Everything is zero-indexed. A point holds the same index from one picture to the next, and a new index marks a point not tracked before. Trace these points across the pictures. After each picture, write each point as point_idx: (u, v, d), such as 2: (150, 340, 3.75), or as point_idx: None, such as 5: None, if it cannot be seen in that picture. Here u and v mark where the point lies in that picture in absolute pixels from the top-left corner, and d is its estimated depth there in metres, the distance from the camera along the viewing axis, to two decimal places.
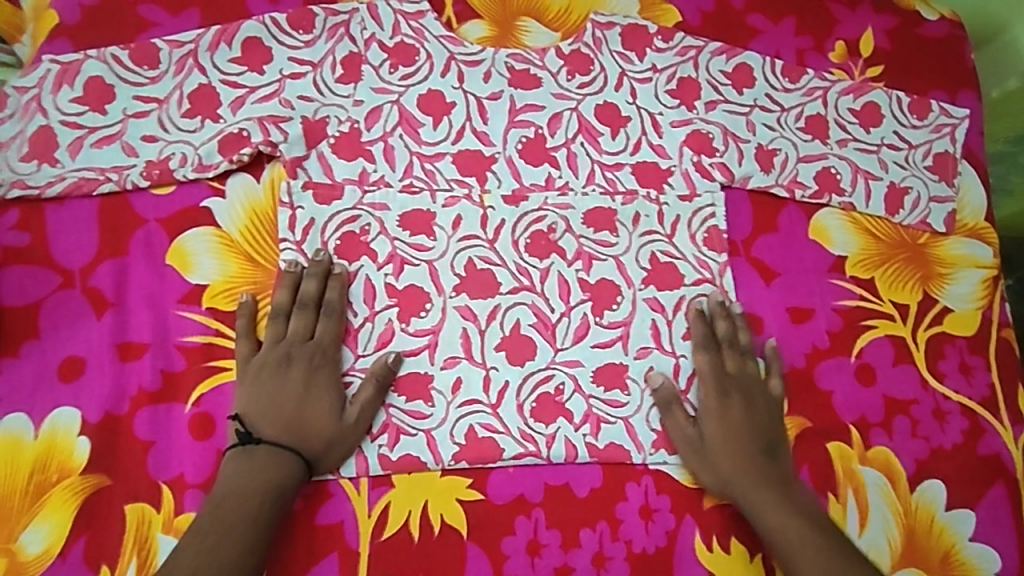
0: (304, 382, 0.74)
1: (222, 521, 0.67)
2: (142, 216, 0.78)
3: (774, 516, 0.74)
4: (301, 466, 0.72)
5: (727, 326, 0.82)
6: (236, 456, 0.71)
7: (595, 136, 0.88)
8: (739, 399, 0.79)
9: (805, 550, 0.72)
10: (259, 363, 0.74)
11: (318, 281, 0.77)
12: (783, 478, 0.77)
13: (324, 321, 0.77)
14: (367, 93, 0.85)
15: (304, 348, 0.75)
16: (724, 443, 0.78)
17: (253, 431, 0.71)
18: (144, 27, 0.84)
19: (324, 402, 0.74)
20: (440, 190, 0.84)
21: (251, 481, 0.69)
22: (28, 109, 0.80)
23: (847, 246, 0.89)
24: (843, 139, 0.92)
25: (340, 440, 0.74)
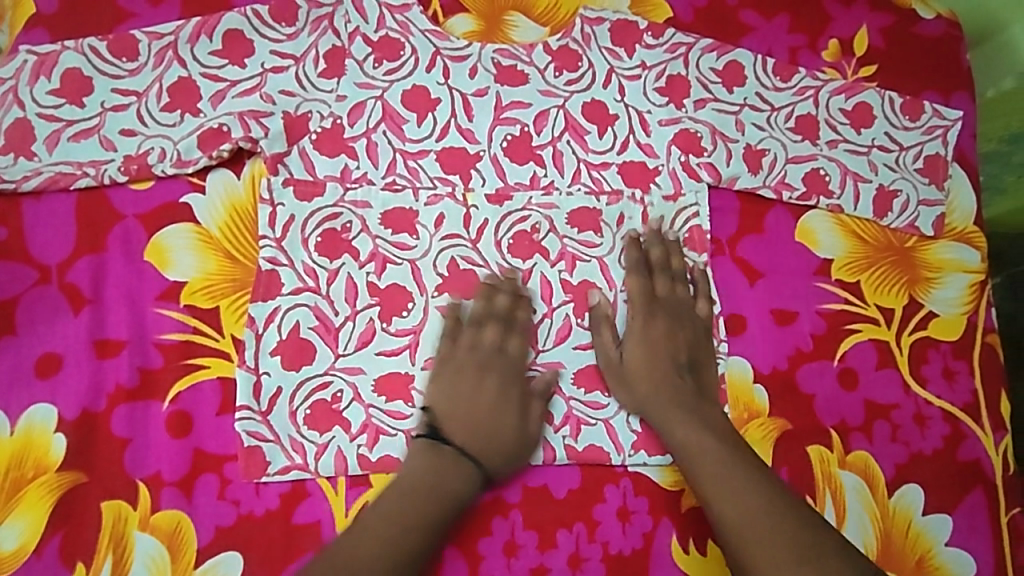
0: (495, 394, 0.77)
1: (406, 515, 0.70)
2: (120, 211, 0.77)
3: (687, 430, 0.76)
4: (481, 474, 0.75)
5: (661, 252, 0.84)
6: (420, 452, 0.74)
7: (581, 134, 0.87)
8: (665, 323, 0.82)
9: (711, 465, 0.73)
10: (456, 368, 0.78)
11: (510, 296, 0.80)
12: (697, 392, 0.79)
13: (516, 335, 0.80)
14: (351, 88, 0.83)
15: (498, 361, 0.79)
16: (644, 364, 0.79)
17: (443, 431, 0.75)
18: (124, 18, 0.82)
19: (512, 415, 0.77)
20: (423, 188, 0.83)
21: (425, 480, 0.72)
22: (5, 101, 0.79)
23: (834, 249, 0.88)
24: (834, 140, 0.91)
25: (518, 452, 0.76)
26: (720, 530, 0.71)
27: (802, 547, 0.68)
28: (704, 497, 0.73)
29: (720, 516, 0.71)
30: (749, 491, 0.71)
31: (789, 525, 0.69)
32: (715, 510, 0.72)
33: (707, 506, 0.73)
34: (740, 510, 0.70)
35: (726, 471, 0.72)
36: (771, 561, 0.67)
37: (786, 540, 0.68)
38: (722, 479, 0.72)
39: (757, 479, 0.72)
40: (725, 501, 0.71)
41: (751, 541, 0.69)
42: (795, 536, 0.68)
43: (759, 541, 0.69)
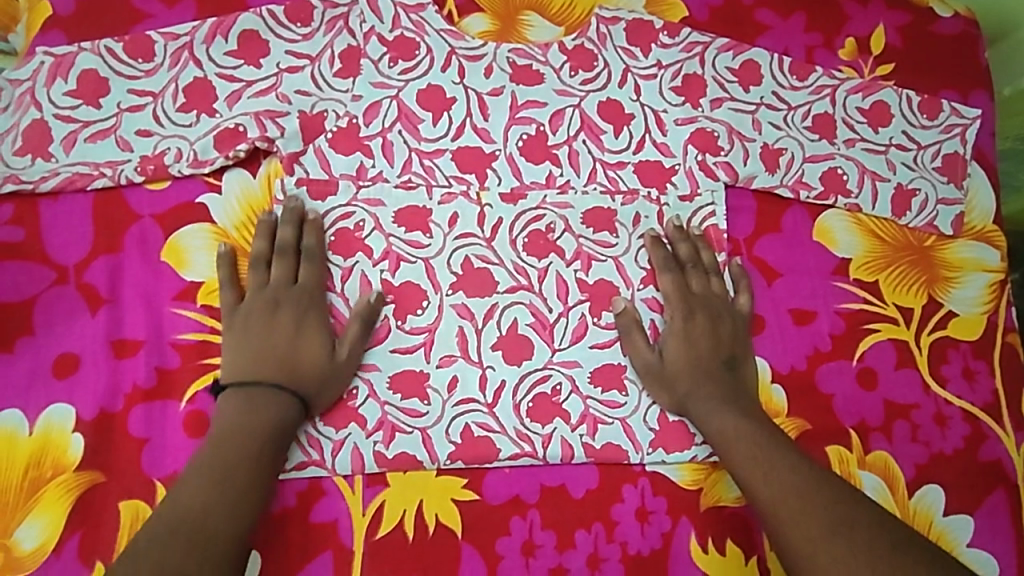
0: (295, 325, 0.74)
1: (226, 458, 0.68)
2: (137, 211, 0.77)
3: (726, 419, 0.75)
4: (298, 405, 0.72)
5: (689, 249, 0.83)
6: (230, 401, 0.71)
7: (597, 134, 0.87)
8: (702, 319, 0.80)
9: (750, 453, 0.73)
10: (247, 310, 0.75)
11: (294, 226, 0.77)
12: (736, 388, 0.78)
13: (306, 264, 0.77)
14: (366, 88, 0.83)
15: (291, 295, 0.75)
16: (681, 361, 0.79)
17: (244, 380, 0.72)
18: (139, 20, 0.82)
19: (314, 343, 0.74)
20: (438, 186, 0.82)
21: (239, 419, 0.70)
22: (23, 102, 0.79)
23: (851, 248, 0.88)
24: (851, 139, 0.90)
25: (333, 377, 0.75)
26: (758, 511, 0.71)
27: (833, 520, 0.66)
28: (744, 481, 0.72)
29: (758, 498, 0.70)
30: (789, 475, 0.70)
31: (825, 506, 0.67)
32: (753, 495, 0.71)
33: (747, 491, 0.72)
34: (774, 491, 0.70)
35: (762, 455, 0.72)
36: (805, 540, 0.66)
37: (818, 515, 0.67)
38: (756, 461, 0.72)
39: (798, 465, 0.71)
40: (759, 482, 0.71)
41: (786, 523, 0.67)
42: (829, 514, 0.66)
43: (789, 514, 0.68)
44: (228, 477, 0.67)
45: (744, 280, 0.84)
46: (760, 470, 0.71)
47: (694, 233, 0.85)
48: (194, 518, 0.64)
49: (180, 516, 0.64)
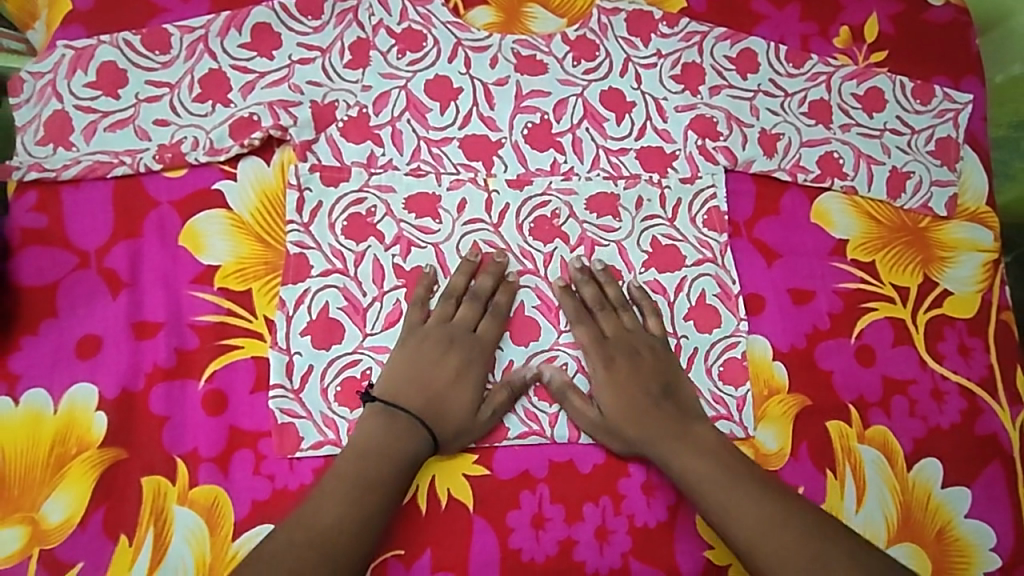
0: (457, 371, 0.78)
1: (361, 476, 0.71)
2: (155, 198, 0.80)
3: (690, 458, 0.76)
4: (433, 441, 0.75)
5: (592, 290, 0.83)
6: (377, 411, 0.75)
7: (599, 122, 0.89)
8: (624, 361, 0.80)
9: (730, 503, 0.73)
10: (423, 335, 0.78)
11: (493, 279, 0.81)
12: (680, 423, 0.78)
13: (489, 318, 0.80)
14: (375, 78, 0.86)
15: (467, 340, 0.79)
16: (620, 407, 0.79)
17: (397, 397, 0.75)
18: (155, 14, 0.85)
19: (466, 394, 0.77)
20: (446, 173, 0.85)
21: (380, 442, 0.73)
22: (44, 94, 0.82)
23: (848, 230, 0.90)
24: (847, 125, 0.93)
25: (466, 433, 0.77)
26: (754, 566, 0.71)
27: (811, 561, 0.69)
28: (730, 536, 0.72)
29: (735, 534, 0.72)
30: (777, 523, 0.71)
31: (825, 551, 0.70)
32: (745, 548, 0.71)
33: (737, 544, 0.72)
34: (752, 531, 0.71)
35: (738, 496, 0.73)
36: None
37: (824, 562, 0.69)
38: (723, 501, 0.73)
39: (780, 504, 0.73)
40: (753, 535, 0.71)
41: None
42: (833, 558, 0.69)
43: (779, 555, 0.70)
44: (362, 496, 0.70)
45: (643, 299, 0.83)
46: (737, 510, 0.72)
47: (599, 271, 0.83)
48: (327, 532, 0.68)
49: (311, 522, 0.69)
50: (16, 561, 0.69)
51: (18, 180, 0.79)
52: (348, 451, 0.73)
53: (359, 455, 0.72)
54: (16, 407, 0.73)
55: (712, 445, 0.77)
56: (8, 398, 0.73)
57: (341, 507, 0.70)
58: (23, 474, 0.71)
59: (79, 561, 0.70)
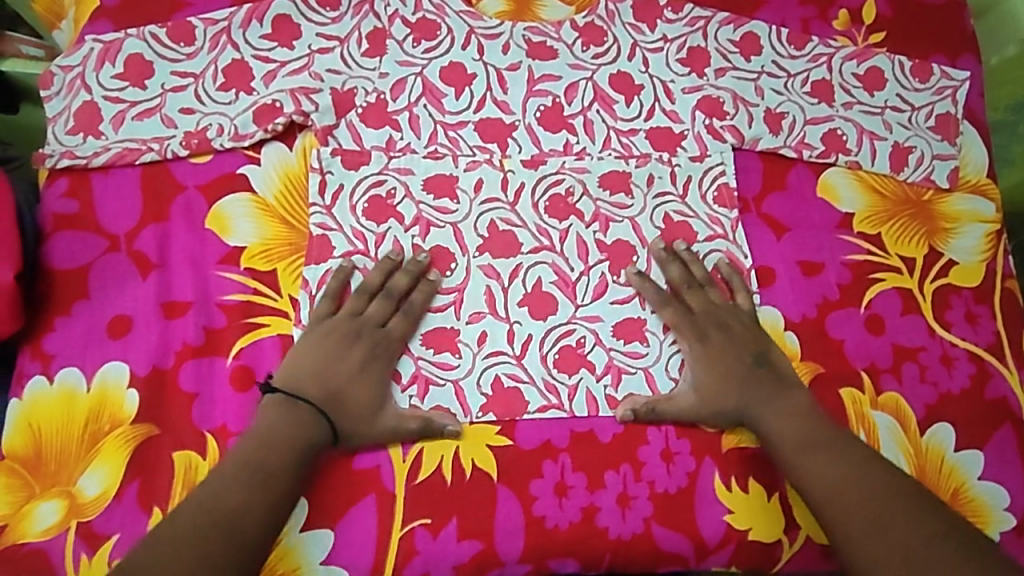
0: (363, 363, 0.78)
1: (265, 463, 0.72)
2: (182, 182, 0.82)
3: (782, 421, 0.79)
4: (334, 433, 0.75)
5: (679, 271, 0.86)
6: (281, 401, 0.75)
7: (609, 104, 0.92)
8: (716, 334, 0.83)
9: (813, 464, 0.76)
10: (332, 327, 0.78)
11: (411, 277, 0.81)
12: (777, 386, 0.81)
13: (401, 316, 0.80)
14: (392, 66, 0.89)
15: (375, 334, 0.79)
16: (714, 373, 0.82)
17: (298, 387, 0.76)
18: (179, 8, 0.88)
19: (368, 391, 0.77)
20: (463, 155, 0.88)
21: (284, 431, 0.73)
22: (73, 86, 0.84)
23: (854, 203, 0.93)
24: (849, 103, 0.96)
25: (365, 432, 0.77)
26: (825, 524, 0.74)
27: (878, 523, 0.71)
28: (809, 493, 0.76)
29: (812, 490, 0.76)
30: (854, 487, 0.74)
31: (896, 521, 0.71)
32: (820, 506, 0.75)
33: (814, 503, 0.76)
34: (829, 489, 0.75)
35: (828, 456, 0.76)
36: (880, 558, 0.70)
37: (892, 530, 0.71)
38: (802, 460, 0.77)
39: (861, 470, 0.75)
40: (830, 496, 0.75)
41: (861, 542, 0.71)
42: (905, 530, 0.70)
43: (851, 513, 0.73)
44: (265, 484, 0.71)
45: (736, 279, 0.87)
46: (820, 468, 0.76)
47: (683, 253, 0.87)
48: (232, 516, 0.69)
49: (217, 506, 0.69)
50: (53, 534, 0.71)
51: (51, 168, 0.82)
52: (251, 439, 0.73)
53: (265, 442, 0.73)
54: (51, 387, 0.76)
55: (808, 410, 0.80)
56: (44, 377, 0.76)
57: (244, 492, 0.70)
58: (61, 449, 0.74)
59: (115, 534, 0.72)
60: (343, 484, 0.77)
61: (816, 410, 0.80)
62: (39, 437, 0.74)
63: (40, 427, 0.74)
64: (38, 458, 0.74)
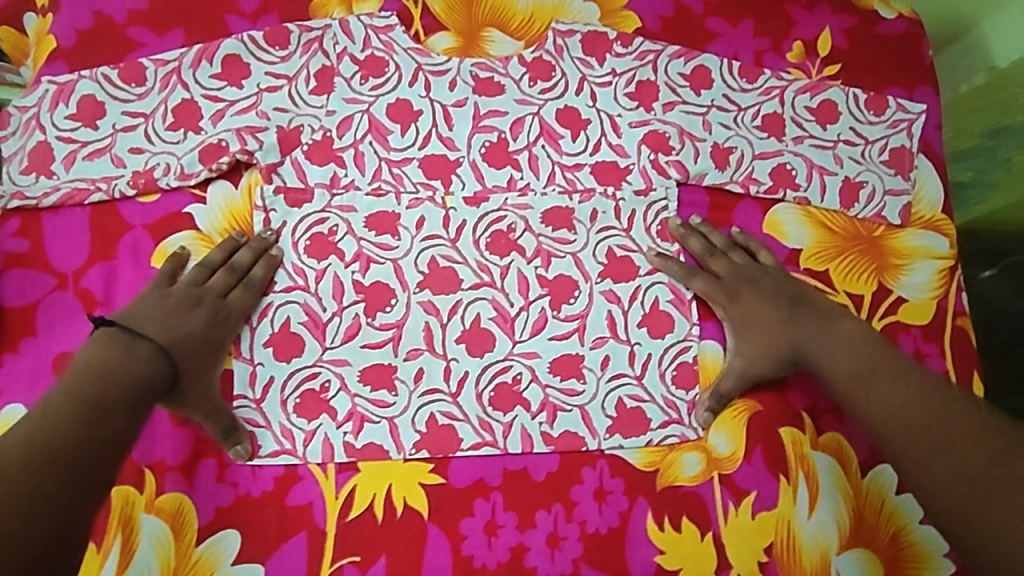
0: (203, 327, 0.79)
1: (103, 398, 0.70)
2: (129, 222, 0.84)
3: (832, 361, 0.83)
4: (172, 379, 0.75)
5: (699, 243, 0.90)
6: (120, 337, 0.74)
7: (555, 139, 0.93)
8: (748, 289, 0.87)
9: (870, 397, 0.80)
10: (172, 294, 0.80)
11: (253, 253, 0.83)
12: (816, 329, 0.85)
13: (241, 289, 0.82)
14: (339, 103, 0.90)
15: (214, 303, 0.80)
16: (756, 324, 0.86)
17: (139, 329, 0.75)
18: (133, 48, 0.89)
19: (205, 355, 0.79)
20: (406, 192, 0.89)
21: (118, 367, 0.72)
22: (29, 125, 0.87)
23: (802, 239, 0.93)
24: (800, 137, 0.95)
25: (201, 396, 0.78)
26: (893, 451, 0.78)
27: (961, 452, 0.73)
28: (873, 425, 0.80)
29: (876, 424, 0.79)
30: (912, 413, 0.78)
31: (959, 439, 0.74)
32: (884, 434, 0.79)
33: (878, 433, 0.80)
34: (895, 418, 0.78)
35: (886, 386, 0.80)
36: (947, 477, 0.73)
37: (956, 448, 0.74)
38: (860, 395, 0.81)
39: (915, 398, 0.78)
40: (892, 426, 0.78)
41: (927, 464, 0.75)
42: (970, 446, 0.73)
43: (917, 443, 0.76)
44: (100, 420, 0.69)
45: (754, 241, 0.91)
46: (879, 400, 0.80)
47: (700, 227, 0.91)
48: (66, 451, 0.65)
49: (41, 444, 0.65)
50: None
51: (4, 208, 0.85)
52: (87, 373, 0.71)
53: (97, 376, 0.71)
54: None
55: (859, 342, 0.83)
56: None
57: (76, 426, 0.67)
58: None
59: None
60: (276, 521, 0.78)
61: (863, 343, 0.83)
62: None
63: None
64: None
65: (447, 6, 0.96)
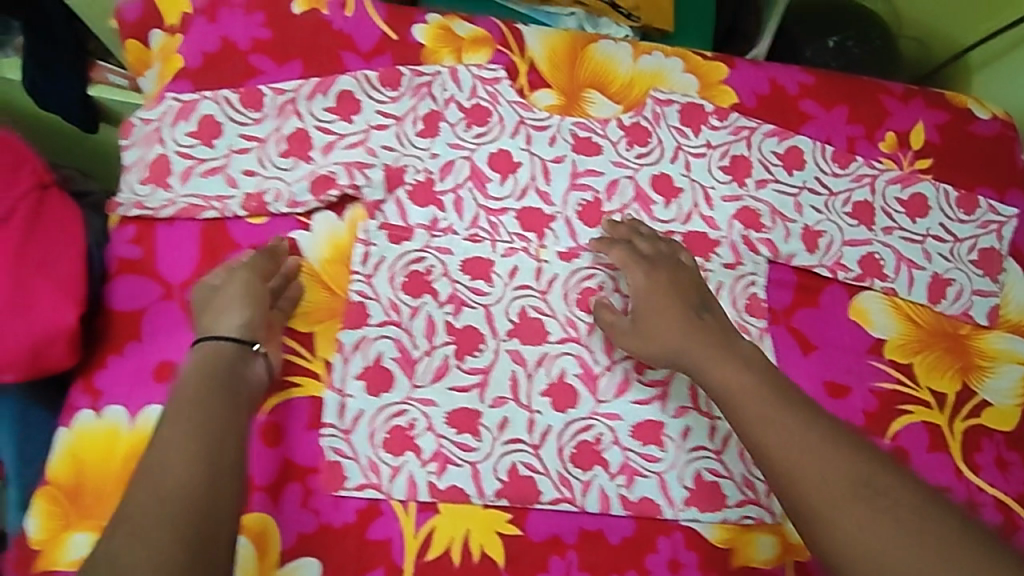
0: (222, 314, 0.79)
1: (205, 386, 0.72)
2: (236, 241, 0.87)
3: (729, 372, 0.77)
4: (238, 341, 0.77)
5: (625, 228, 0.92)
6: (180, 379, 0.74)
7: (648, 205, 0.95)
8: (663, 274, 0.87)
9: (753, 408, 0.74)
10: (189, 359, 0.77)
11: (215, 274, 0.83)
12: (722, 334, 0.82)
13: (216, 280, 0.82)
14: (444, 147, 0.93)
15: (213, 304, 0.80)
16: (666, 321, 0.83)
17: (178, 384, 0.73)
18: (252, 75, 0.93)
19: (228, 306, 0.80)
20: (501, 241, 0.91)
21: (221, 392, 0.72)
22: (149, 138, 0.90)
23: (887, 329, 0.94)
24: (889, 228, 0.97)
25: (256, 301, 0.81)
26: (770, 475, 0.71)
27: (862, 484, 0.67)
28: (754, 443, 0.73)
29: (767, 456, 0.71)
30: (803, 432, 0.71)
31: (846, 468, 0.68)
32: (763, 455, 0.72)
33: (756, 454, 0.72)
34: (784, 445, 0.71)
35: (780, 410, 0.73)
36: (826, 499, 0.66)
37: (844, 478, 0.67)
38: (742, 410, 0.74)
39: (806, 419, 0.72)
40: (767, 445, 0.71)
41: (807, 485, 0.68)
42: (849, 474, 0.68)
43: (800, 464, 0.69)
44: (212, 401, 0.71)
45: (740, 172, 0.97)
46: (771, 428, 0.72)
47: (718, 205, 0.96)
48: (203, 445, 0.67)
49: (177, 479, 0.65)
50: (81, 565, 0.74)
51: (122, 215, 0.87)
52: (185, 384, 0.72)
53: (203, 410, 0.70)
54: (97, 421, 0.79)
55: (751, 363, 0.78)
56: (91, 411, 0.79)
57: (201, 470, 0.66)
58: (97, 487, 0.77)
59: None
60: (353, 556, 0.78)
61: (752, 360, 0.78)
62: (81, 467, 0.77)
63: (84, 463, 0.78)
64: (79, 491, 0.77)
65: (551, 64, 0.98)
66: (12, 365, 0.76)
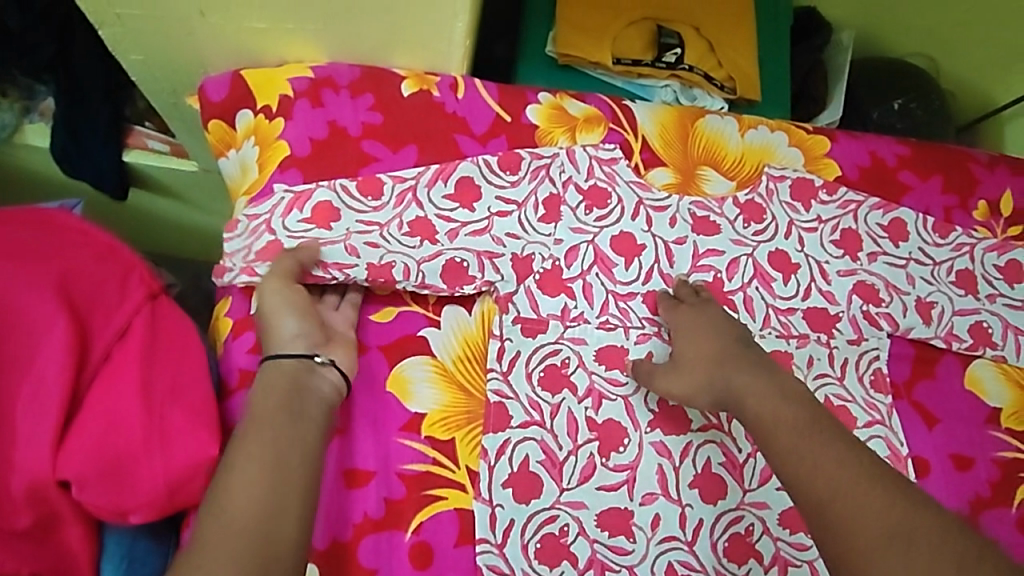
0: (281, 330, 0.77)
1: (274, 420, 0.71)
2: (364, 342, 0.83)
3: (765, 404, 0.77)
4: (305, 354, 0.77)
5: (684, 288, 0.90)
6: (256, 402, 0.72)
7: (768, 282, 0.94)
8: (697, 312, 0.87)
9: (793, 441, 0.73)
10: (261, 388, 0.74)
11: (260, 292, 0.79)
12: (763, 362, 0.81)
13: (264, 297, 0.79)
14: (567, 233, 0.90)
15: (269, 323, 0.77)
16: (698, 354, 0.83)
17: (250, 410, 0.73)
18: (367, 162, 0.87)
19: (285, 320, 0.77)
20: (633, 327, 0.90)
21: (287, 417, 0.71)
22: (257, 229, 0.84)
23: (1001, 397, 0.97)
24: (992, 295, 1.01)
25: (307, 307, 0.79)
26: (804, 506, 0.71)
27: (892, 530, 0.66)
28: (788, 475, 0.72)
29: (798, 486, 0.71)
30: (839, 468, 0.70)
31: (884, 511, 0.67)
32: (799, 487, 0.71)
33: (790, 484, 0.72)
34: (824, 482, 0.70)
35: (805, 444, 0.73)
36: (860, 541, 0.66)
37: (877, 522, 0.67)
38: (784, 440, 0.74)
39: (846, 455, 0.71)
40: (806, 478, 0.71)
41: (840, 520, 0.68)
42: (884, 516, 0.67)
43: (831, 499, 0.69)
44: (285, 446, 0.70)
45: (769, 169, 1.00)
46: (805, 459, 0.72)
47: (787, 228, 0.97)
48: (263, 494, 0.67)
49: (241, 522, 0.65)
50: None
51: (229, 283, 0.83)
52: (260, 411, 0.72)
53: (274, 443, 0.70)
54: None
55: (791, 393, 0.78)
56: None
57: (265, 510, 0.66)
58: None
59: None
60: None
61: (795, 393, 0.78)
62: None
63: None
64: None
65: (664, 141, 0.97)
66: (145, 505, 0.69)
